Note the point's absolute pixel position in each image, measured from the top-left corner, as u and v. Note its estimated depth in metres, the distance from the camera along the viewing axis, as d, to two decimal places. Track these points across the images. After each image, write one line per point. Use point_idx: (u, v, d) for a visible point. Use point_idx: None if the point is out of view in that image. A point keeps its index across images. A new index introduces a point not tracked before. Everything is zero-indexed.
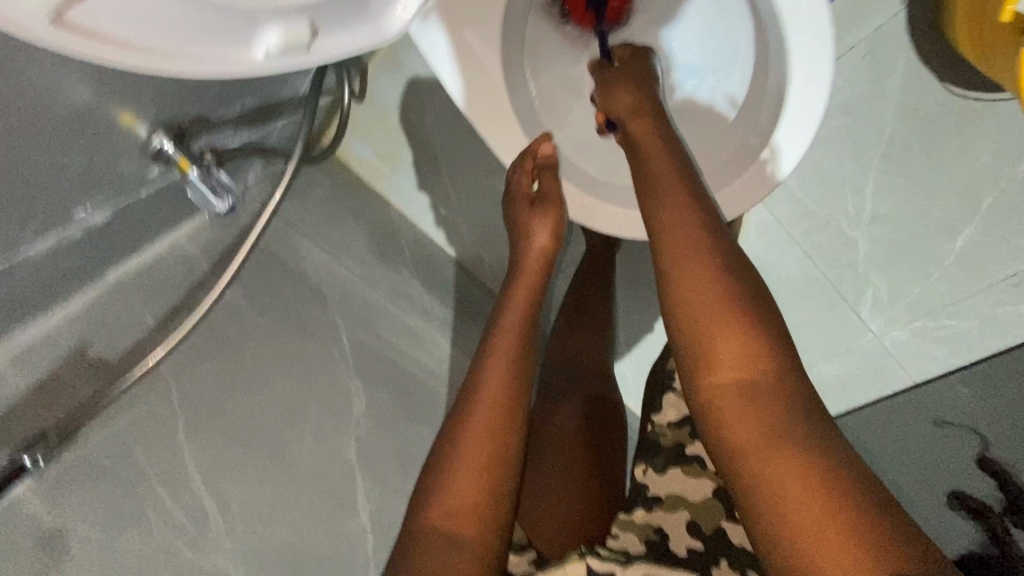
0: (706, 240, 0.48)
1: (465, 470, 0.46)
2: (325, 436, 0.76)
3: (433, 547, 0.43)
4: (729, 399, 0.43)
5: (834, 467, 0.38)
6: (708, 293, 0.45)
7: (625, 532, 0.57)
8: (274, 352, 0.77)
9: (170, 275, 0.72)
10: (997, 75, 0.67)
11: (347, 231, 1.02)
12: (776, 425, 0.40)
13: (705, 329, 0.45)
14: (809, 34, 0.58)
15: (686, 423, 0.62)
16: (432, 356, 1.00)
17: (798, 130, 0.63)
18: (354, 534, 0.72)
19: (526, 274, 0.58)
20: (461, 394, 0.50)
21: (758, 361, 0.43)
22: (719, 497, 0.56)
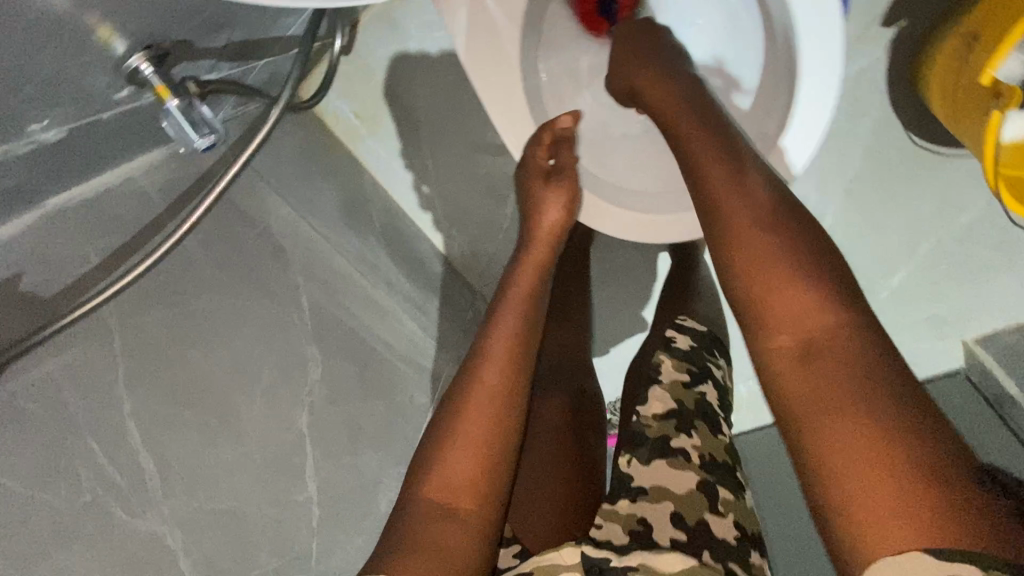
0: (754, 199, 0.47)
1: (466, 443, 0.48)
2: (278, 402, 0.72)
3: (434, 518, 0.45)
4: (787, 361, 0.43)
5: (905, 430, 0.37)
6: (759, 254, 0.45)
7: (610, 523, 0.54)
8: (231, 307, 0.72)
9: (122, 211, 0.66)
10: (960, 131, 0.75)
11: (317, 189, 0.97)
12: (841, 381, 0.40)
13: (759, 290, 0.45)
14: (817, 59, 0.61)
15: (671, 416, 0.62)
16: (394, 329, 0.97)
17: (810, 128, 0.64)
18: (299, 505, 0.69)
19: (536, 252, 0.62)
20: (463, 369, 0.53)
21: (820, 314, 0.42)
22: (702, 490, 0.57)
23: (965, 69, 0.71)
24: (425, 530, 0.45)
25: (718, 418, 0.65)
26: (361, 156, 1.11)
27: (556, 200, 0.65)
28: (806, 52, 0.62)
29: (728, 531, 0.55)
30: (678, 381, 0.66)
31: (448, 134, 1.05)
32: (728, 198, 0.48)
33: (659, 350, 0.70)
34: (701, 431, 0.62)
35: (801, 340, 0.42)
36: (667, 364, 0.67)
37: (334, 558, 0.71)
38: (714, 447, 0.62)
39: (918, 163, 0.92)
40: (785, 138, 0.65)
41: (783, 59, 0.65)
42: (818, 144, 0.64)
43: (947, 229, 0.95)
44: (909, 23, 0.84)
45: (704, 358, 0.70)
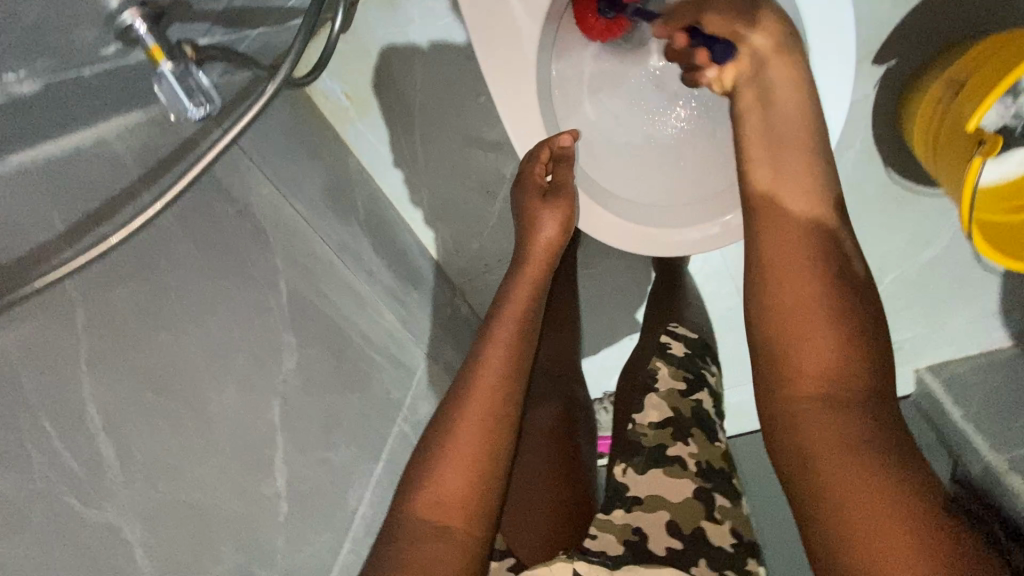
0: (804, 245, 0.53)
1: (454, 464, 0.52)
2: (250, 389, 0.69)
3: (424, 538, 0.49)
4: (812, 408, 0.48)
5: (912, 488, 0.42)
6: (799, 301, 0.51)
7: (604, 533, 0.57)
8: (207, 288, 0.69)
9: (94, 175, 0.61)
10: (939, 173, 0.78)
11: (302, 170, 0.94)
12: (861, 437, 0.45)
13: (791, 337, 0.50)
14: (832, 86, 0.63)
15: (667, 425, 0.66)
16: (372, 320, 0.96)
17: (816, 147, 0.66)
18: (267, 499, 0.67)
19: (531, 268, 0.67)
20: (456, 389, 0.57)
21: (852, 370, 0.48)
22: (698, 497, 0.61)
23: (951, 110, 0.74)
24: (414, 549, 0.48)
25: (714, 425, 0.70)
26: (348, 139, 1.09)
27: (554, 216, 0.69)
28: (817, 41, 0.62)
29: (726, 539, 0.58)
30: (674, 389, 0.70)
31: (442, 126, 1.05)
32: (795, 211, 0.55)
33: (656, 358, 0.74)
34: (697, 439, 0.66)
35: (829, 388, 0.48)
36: (664, 372, 0.71)
37: (300, 555, 0.69)
38: (710, 455, 0.65)
39: (891, 197, 0.97)
40: None
41: None
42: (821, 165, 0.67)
43: (910, 262, 1.02)
44: (897, 64, 0.86)
45: (699, 365, 0.75)
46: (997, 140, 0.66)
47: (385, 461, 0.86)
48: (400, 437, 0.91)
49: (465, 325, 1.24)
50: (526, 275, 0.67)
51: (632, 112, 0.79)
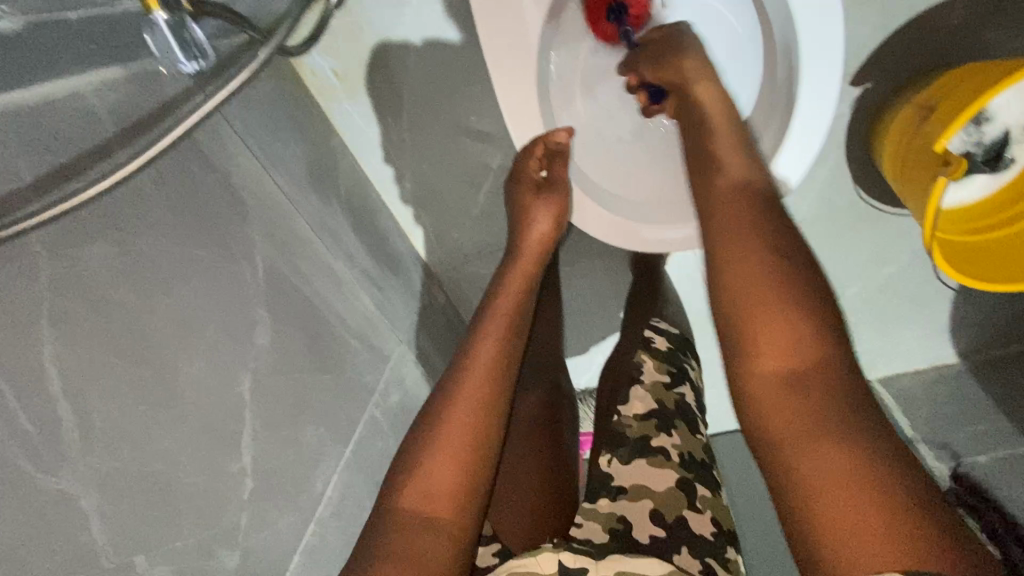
0: (758, 225, 0.54)
1: (445, 456, 0.54)
2: (221, 362, 0.67)
3: (411, 526, 0.51)
4: (772, 383, 0.50)
5: (870, 453, 0.44)
6: (756, 281, 0.52)
7: (590, 521, 0.63)
8: (180, 255, 0.66)
9: (67, 126, 0.58)
10: (903, 193, 0.83)
11: (286, 144, 0.92)
12: (820, 408, 0.47)
13: (751, 316, 0.52)
14: (816, 99, 0.67)
15: (651, 417, 0.72)
16: (349, 302, 0.95)
17: (801, 153, 0.69)
18: (233, 475, 0.65)
19: (519, 267, 0.71)
20: (446, 380, 0.60)
21: (810, 345, 0.49)
22: (680, 486, 0.66)
23: (919, 133, 0.79)
24: (401, 538, 0.50)
25: (696, 418, 0.76)
26: (334, 118, 1.08)
27: (549, 211, 0.75)
28: (810, 76, 0.66)
29: (706, 528, 0.64)
30: (659, 382, 0.77)
31: (431, 112, 1.04)
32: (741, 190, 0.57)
33: (641, 350, 0.82)
34: (679, 431, 0.72)
35: (790, 363, 0.49)
36: (649, 365, 0.79)
37: (264, 535, 0.67)
38: (692, 446, 0.71)
39: (858, 215, 1.02)
40: (782, 160, 0.70)
41: (782, 95, 0.69)
42: (806, 170, 0.70)
43: (870, 277, 1.08)
44: (873, 86, 0.90)
45: (680, 361, 0.82)
46: (959, 164, 0.71)
47: (355, 444, 0.85)
48: (371, 422, 0.90)
49: (441, 315, 1.24)
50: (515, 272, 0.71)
51: (626, 108, 0.81)
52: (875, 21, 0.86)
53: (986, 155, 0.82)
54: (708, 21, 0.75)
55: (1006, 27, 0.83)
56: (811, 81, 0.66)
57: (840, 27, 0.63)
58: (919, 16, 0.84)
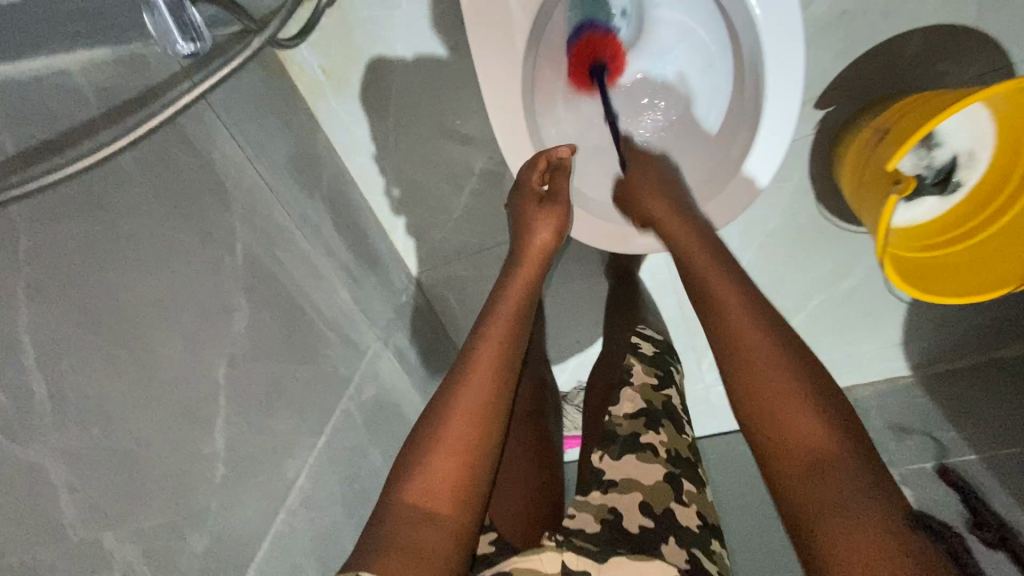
0: (759, 318, 0.57)
1: (444, 455, 0.56)
2: (197, 345, 0.67)
3: (411, 523, 0.52)
4: (794, 473, 0.49)
5: (902, 552, 0.42)
6: (764, 372, 0.54)
7: (582, 511, 0.63)
8: (160, 236, 0.66)
9: (53, 103, 0.58)
10: (862, 210, 0.88)
11: (271, 136, 0.93)
12: (847, 498, 0.46)
13: (763, 406, 0.53)
14: (779, 109, 0.71)
15: (640, 416, 0.75)
16: (327, 296, 0.95)
17: (767, 159, 0.73)
18: (204, 459, 0.64)
19: (524, 270, 0.72)
20: (446, 382, 0.61)
21: (823, 435, 0.49)
22: (667, 481, 0.69)
23: (875, 154, 0.85)
24: (400, 534, 0.51)
25: (682, 420, 0.80)
26: (320, 114, 1.09)
27: (549, 222, 0.75)
28: (773, 78, 0.70)
29: (691, 521, 0.66)
30: (648, 384, 0.80)
31: (416, 113, 1.07)
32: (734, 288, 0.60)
33: (630, 354, 0.85)
34: (667, 430, 0.75)
35: (808, 453, 0.49)
36: (639, 368, 0.82)
37: (233, 520, 0.67)
38: (678, 445, 0.75)
39: (821, 231, 1.08)
40: (749, 165, 0.74)
41: (749, 105, 0.74)
42: (773, 175, 0.74)
43: (830, 291, 1.14)
44: (835, 109, 0.97)
45: (666, 364, 0.85)
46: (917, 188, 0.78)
47: (328, 435, 0.85)
48: (344, 415, 0.91)
49: (419, 314, 1.25)
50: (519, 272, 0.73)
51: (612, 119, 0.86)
52: (837, 49, 0.92)
53: (936, 177, 0.88)
54: (679, 41, 0.81)
55: (954, 60, 0.90)
56: (773, 92, 0.70)
57: (798, 30, 0.67)
58: (877, 46, 0.91)
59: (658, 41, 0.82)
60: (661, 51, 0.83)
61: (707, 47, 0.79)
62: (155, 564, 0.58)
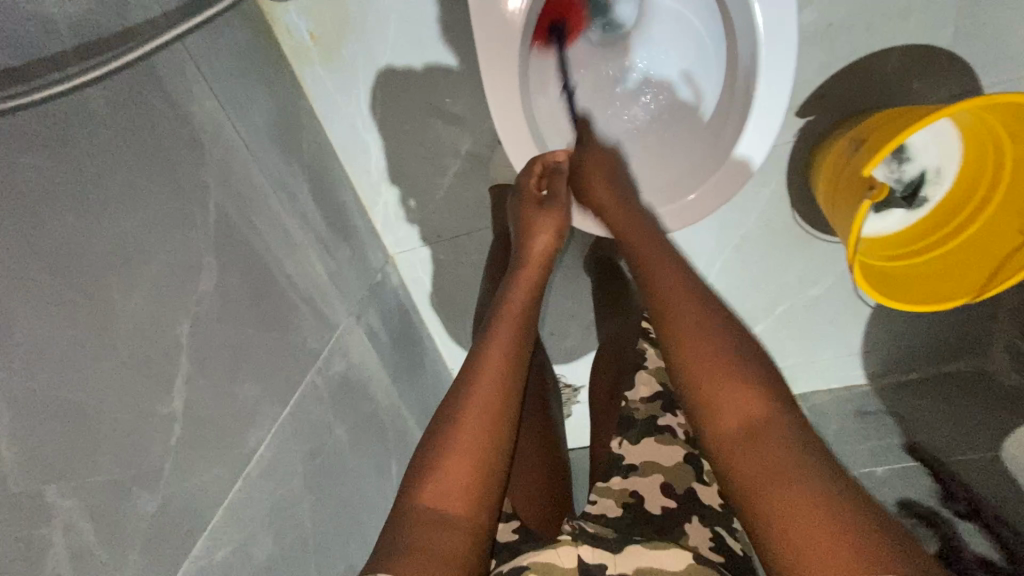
0: (697, 303, 0.59)
1: (459, 456, 0.57)
2: (160, 301, 0.64)
3: (430, 523, 0.53)
4: (733, 440, 0.50)
5: (838, 499, 0.43)
6: (701, 350, 0.55)
7: (604, 497, 0.70)
8: (127, 184, 0.63)
9: (20, 27, 0.54)
10: (835, 219, 0.91)
11: (252, 96, 0.90)
12: (786, 456, 0.46)
13: (702, 382, 0.53)
14: (772, 95, 0.71)
15: (656, 399, 0.80)
16: (301, 266, 0.93)
17: (758, 142, 0.73)
18: (160, 418, 0.61)
19: (527, 272, 0.76)
20: (457, 385, 0.62)
21: (757, 402, 0.50)
22: (688, 462, 0.74)
23: (850, 162, 0.87)
24: (419, 535, 0.52)
25: None
26: (304, 81, 1.06)
27: (548, 223, 0.79)
28: (766, 79, 0.71)
29: (715, 499, 0.71)
30: (662, 367, 0.84)
31: (405, 88, 1.05)
32: (673, 285, 0.61)
33: (643, 340, 0.89)
34: (683, 412, 0.79)
35: (744, 422, 0.50)
36: (653, 352, 0.86)
37: (188, 485, 0.64)
38: None
39: (793, 239, 1.12)
40: (740, 146, 0.74)
41: (740, 94, 0.75)
42: (762, 159, 0.74)
43: (798, 298, 1.18)
44: (815, 118, 1.00)
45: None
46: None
47: (291, 407, 0.82)
48: (311, 389, 0.88)
49: (393, 296, 1.22)
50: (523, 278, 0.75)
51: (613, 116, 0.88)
52: (821, 60, 0.95)
53: (905, 192, 0.92)
54: (670, 36, 0.84)
55: (927, 81, 0.94)
56: (766, 79, 0.71)
57: (794, 35, 0.69)
58: (858, 60, 0.94)
59: (649, 35, 0.86)
60: (653, 46, 0.86)
61: (701, 40, 0.81)
62: (101, 525, 0.54)
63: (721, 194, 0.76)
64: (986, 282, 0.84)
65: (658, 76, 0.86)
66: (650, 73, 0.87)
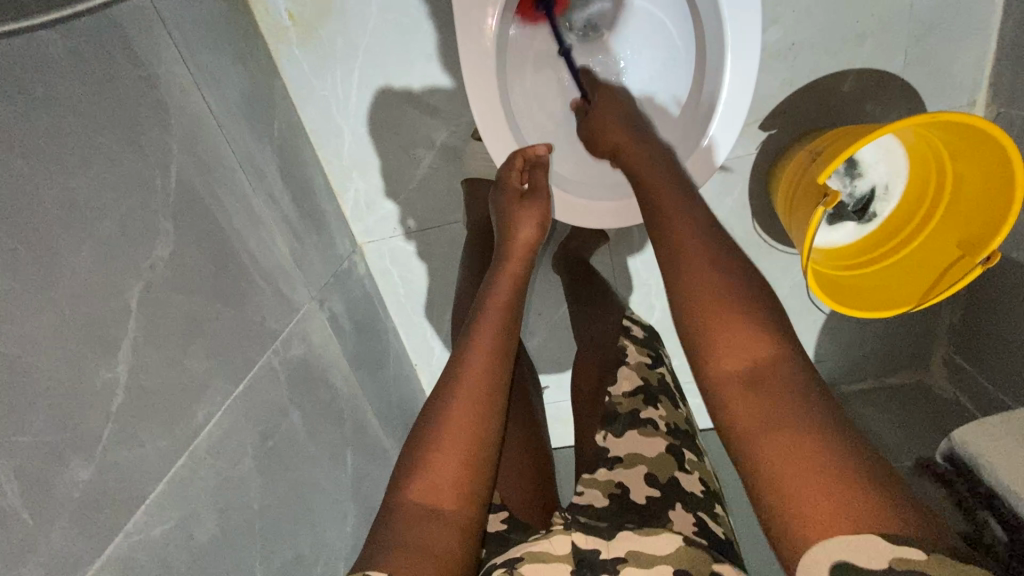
0: (703, 247, 0.60)
1: (444, 453, 0.59)
2: (110, 261, 0.61)
3: (419, 519, 0.56)
4: (732, 382, 0.53)
5: (819, 438, 0.46)
6: (709, 292, 0.57)
7: (591, 488, 0.71)
8: (82, 137, 0.60)
9: None
10: (792, 226, 0.96)
11: (222, 66, 0.88)
12: (779, 403, 0.49)
13: (704, 322, 0.56)
14: (738, 91, 0.76)
15: (638, 393, 0.81)
16: (264, 244, 0.90)
17: (728, 133, 0.78)
18: (102, 382, 0.58)
19: (512, 264, 0.77)
20: (442, 384, 0.65)
21: (758, 345, 0.53)
22: (670, 452, 0.75)
23: (809, 171, 0.91)
24: (407, 529, 0.55)
25: (676, 394, 0.86)
26: (279, 60, 1.04)
27: (532, 216, 0.80)
28: (732, 73, 0.76)
29: (695, 486, 0.72)
30: (642, 363, 0.86)
31: (381, 74, 1.05)
32: (685, 234, 0.62)
33: (623, 336, 0.90)
34: (664, 405, 0.80)
35: (741, 362, 0.53)
36: (632, 348, 0.88)
37: (128, 454, 0.61)
38: (676, 418, 0.81)
39: (754, 249, 1.16)
40: (709, 137, 0.79)
41: (709, 88, 0.79)
42: (731, 148, 0.79)
43: None
44: (777, 133, 1.05)
45: (656, 346, 0.92)
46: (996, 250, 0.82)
47: (245, 386, 0.80)
48: (267, 369, 0.85)
49: (359, 285, 1.20)
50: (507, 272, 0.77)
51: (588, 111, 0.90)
52: (783, 77, 1.00)
53: (857, 206, 0.98)
54: (637, 30, 0.86)
55: (880, 103, 1.00)
56: (734, 76, 0.76)
57: (757, 29, 0.73)
58: (817, 79, 1.00)
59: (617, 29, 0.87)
60: (620, 44, 0.87)
61: (672, 35, 0.83)
62: (30, 488, 0.51)
63: (694, 182, 0.81)
64: (927, 292, 0.89)
65: (628, 72, 0.88)
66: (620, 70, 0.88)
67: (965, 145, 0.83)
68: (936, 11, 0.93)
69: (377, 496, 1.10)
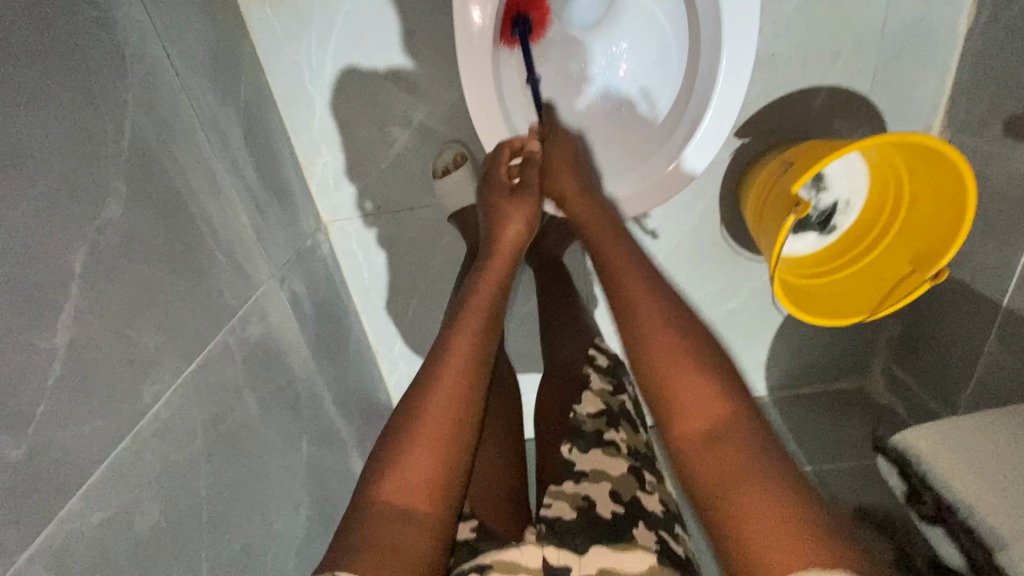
0: (656, 309, 0.67)
1: (419, 451, 0.58)
2: (51, 219, 0.55)
3: (388, 519, 0.54)
4: (692, 440, 0.58)
5: (777, 492, 0.51)
6: (664, 354, 0.63)
7: (559, 500, 0.68)
8: (25, 76, 0.53)
9: None
10: (761, 236, 0.98)
11: (187, 18, 0.81)
12: (736, 457, 0.54)
13: (663, 384, 0.62)
14: (727, 99, 0.77)
15: (602, 415, 0.81)
16: (223, 213, 0.84)
17: (712, 139, 0.79)
18: (38, 352, 0.53)
19: (497, 262, 0.77)
20: (420, 378, 0.64)
21: (713, 404, 0.59)
22: (631, 473, 0.74)
23: (781, 180, 0.93)
24: (376, 529, 0.53)
25: (637, 420, 0.85)
26: (248, 19, 0.98)
27: (520, 211, 0.80)
28: (723, 81, 0.76)
29: (655, 506, 0.72)
30: (605, 390, 0.87)
31: (359, 46, 1.00)
32: (641, 297, 0.69)
33: (587, 364, 0.91)
34: (625, 429, 0.80)
35: (702, 422, 0.58)
36: (595, 376, 0.89)
37: (64, 434, 0.55)
38: (636, 441, 0.80)
39: (721, 254, 1.19)
40: (694, 143, 0.80)
41: (699, 93, 0.79)
42: (712, 154, 0.80)
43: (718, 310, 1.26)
44: (749, 142, 1.08)
45: (620, 374, 0.92)
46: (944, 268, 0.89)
47: (197, 364, 0.74)
48: (222, 347, 0.80)
49: (321, 265, 1.15)
50: (492, 269, 0.76)
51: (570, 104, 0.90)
52: (761, 87, 1.03)
53: (820, 218, 1.02)
54: (625, 29, 0.86)
55: (846, 121, 1.05)
56: (725, 84, 0.76)
57: (751, 38, 0.74)
58: (791, 93, 1.03)
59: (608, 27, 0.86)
60: (603, 42, 0.87)
61: (668, 41, 0.85)
62: None
63: (676, 184, 0.82)
64: (881, 300, 0.95)
65: (615, 72, 0.89)
66: (604, 68, 0.88)
67: (923, 166, 0.89)
68: (903, 38, 0.98)
69: (331, 485, 1.06)
